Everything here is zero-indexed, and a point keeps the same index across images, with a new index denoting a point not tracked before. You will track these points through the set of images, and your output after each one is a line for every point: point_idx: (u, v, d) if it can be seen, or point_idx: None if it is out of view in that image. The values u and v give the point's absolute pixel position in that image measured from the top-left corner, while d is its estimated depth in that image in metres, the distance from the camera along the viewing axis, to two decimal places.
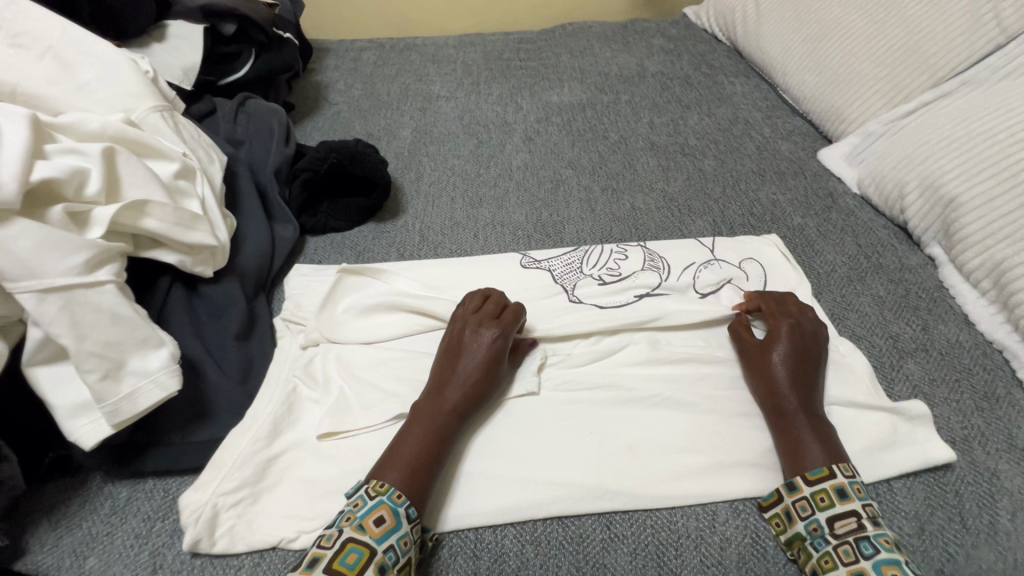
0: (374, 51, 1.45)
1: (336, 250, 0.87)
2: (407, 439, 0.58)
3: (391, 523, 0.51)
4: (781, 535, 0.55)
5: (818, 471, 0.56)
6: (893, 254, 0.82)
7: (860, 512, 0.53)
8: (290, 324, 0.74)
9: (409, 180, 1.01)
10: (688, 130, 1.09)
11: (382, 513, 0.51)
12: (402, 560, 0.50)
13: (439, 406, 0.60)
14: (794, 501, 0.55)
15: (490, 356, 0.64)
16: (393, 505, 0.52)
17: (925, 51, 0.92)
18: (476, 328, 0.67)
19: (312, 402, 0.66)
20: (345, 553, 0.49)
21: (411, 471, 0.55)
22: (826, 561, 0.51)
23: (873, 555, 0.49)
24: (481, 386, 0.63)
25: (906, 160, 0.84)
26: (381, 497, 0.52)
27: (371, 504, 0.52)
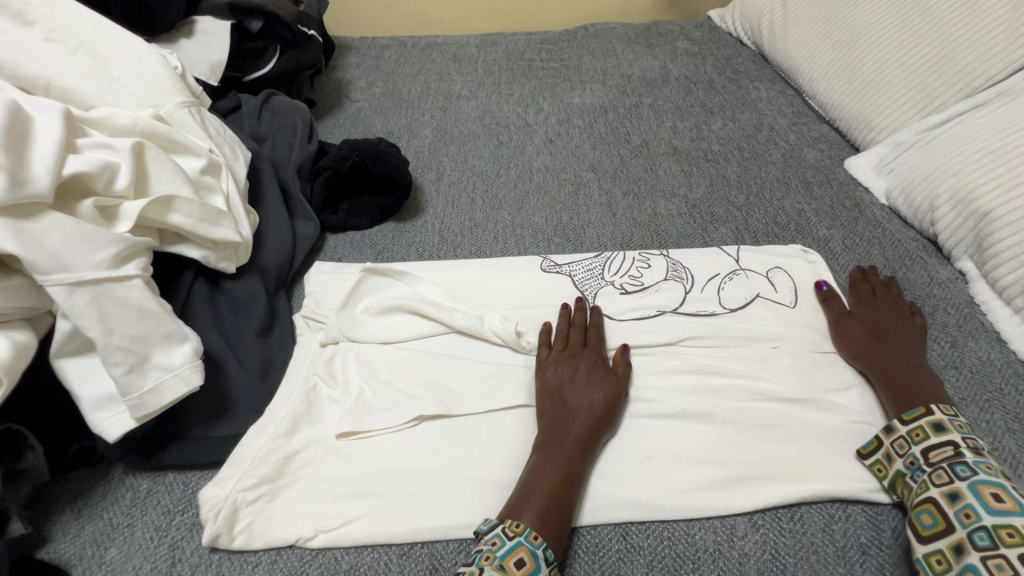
0: (395, 49, 1.46)
1: (356, 248, 0.87)
2: (538, 477, 0.56)
3: (531, 566, 0.49)
4: (881, 478, 0.58)
5: (914, 411, 0.60)
6: (922, 267, 0.80)
7: (958, 443, 0.56)
8: (309, 322, 0.74)
9: (429, 180, 1.01)
10: (712, 135, 1.07)
11: (522, 556, 0.50)
12: None
13: (565, 442, 0.59)
14: (890, 442, 0.59)
15: (600, 382, 0.64)
16: (530, 548, 0.50)
17: (961, 59, 0.90)
18: (572, 359, 0.67)
19: (331, 400, 0.66)
20: None
21: (547, 511, 0.53)
22: (920, 487, 0.54)
23: (970, 476, 0.52)
24: (603, 418, 0.62)
25: (938, 172, 0.82)
26: (519, 539, 0.51)
27: (511, 545, 0.50)
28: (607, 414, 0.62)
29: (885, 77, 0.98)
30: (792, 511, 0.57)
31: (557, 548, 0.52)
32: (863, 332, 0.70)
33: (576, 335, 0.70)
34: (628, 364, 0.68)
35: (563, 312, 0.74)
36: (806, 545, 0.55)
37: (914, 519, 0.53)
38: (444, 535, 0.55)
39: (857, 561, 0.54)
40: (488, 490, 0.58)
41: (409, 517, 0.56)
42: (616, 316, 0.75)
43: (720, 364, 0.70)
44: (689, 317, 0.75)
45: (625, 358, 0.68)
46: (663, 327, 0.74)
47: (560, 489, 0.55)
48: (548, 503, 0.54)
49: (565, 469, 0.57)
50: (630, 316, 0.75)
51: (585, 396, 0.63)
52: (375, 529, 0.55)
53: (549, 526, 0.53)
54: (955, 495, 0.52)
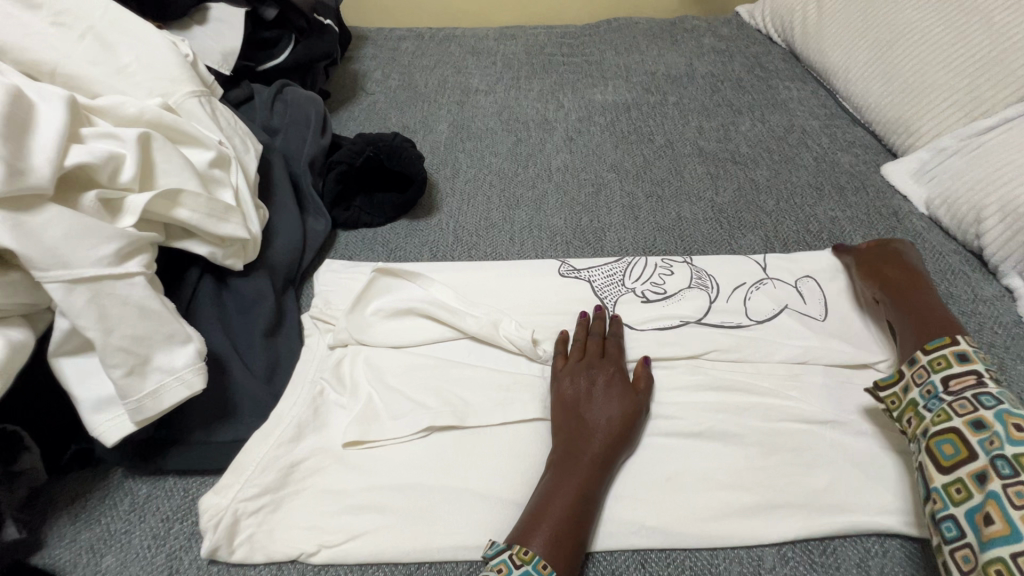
0: (412, 41, 1.42)
1: (368, 246, 0.84)
2: (552, 498, 0.53)
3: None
4: (894, 409, 0.58)
5: (939, 341, 0.59)
6: (965, 282, 0.75)
7: (980, 373, 0.55)
8: (317, 322, 0.71)
9: (445, 176, 0.97)
10: (739, 136, 1.03)
11: None
12: None
13: (582, 461, 0.56)
14: (909, 375, 0.58)
15: (620, 397, 0.61)
16: None
17: (1012, 61, 0.84)
18: (590, 371, 0.64)
19: (338, 407, 0.64)
20: None
21: (560, 535, 0.50)
22: (940, 416, 0.53)
23: (994, 406, 0.52)
24: (622, 437, 0.58)
25: (985, 181, 0.77)
26: (527, 568, 0.48)
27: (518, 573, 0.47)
28: (627, 431, 0.59)
29: (928, 78, 0.93)
30: (824, 543, 0.54)
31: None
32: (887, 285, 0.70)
33: (594, 344, 0.67)
34: (650, 379, 0.65)
35: (581, 320, 0.70)
36: None
37: (932, 448, 0.52)
38: (453, 555, 0.52)
39: None
40: (501, 509, 0.55)
41: (417, 534, 0.53)
42: (636, 327, 0.71)
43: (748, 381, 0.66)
44: (715, 329, 0.71)
45: (647, 372, 0.65)
46: (687, 339, 0.70)
47: (575, 512, 0.52)
48: (562, 527, 0.51)
49: (580, 491, 0.54)
50: (651, 325, 0.72)
51: (604, 411, 0.60)
52: (381, 547, 0.53)
53: (563, 552, 0.49)
54: (980, 425, 0.51)
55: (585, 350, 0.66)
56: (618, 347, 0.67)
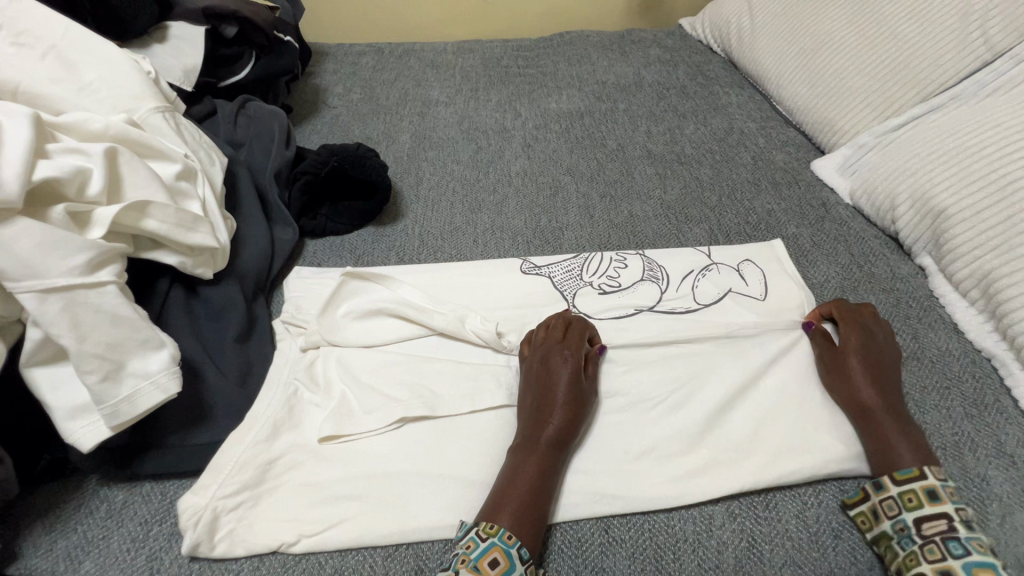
0: (372, 56, 1.48)
1: (336, 253, 0.88)
2: (513, 478, 0.57)
3: (505, 566, 0.50)
4: (867, 531, 0.55)
5: (908, 471, 0.56)
6: (885, 263, 0.84)
7: (952, 514, 0.53)
8: (289, 327, 0.74)
9: (409, 185, 1.03)
10: (685, 138, 1.11)
11: (496, 556, 0.50)
12: None
13: (541, 441, 0.59)
14: (879, 500, 0.56)
15: (576, 378, 0.64)
16: (505, 547, 0.51)
17: (915, 65, 0.95)
18: (547, 356, 0.67)
19: (313, 405, 0.66)
20: None
21: (523, 512, 0.54)
22: (911, 559, 0.51)
23: (963, 556, 0.50)
24: (577, 415, 0.62)
25: (896, 172, 0.86)
26: (494, 539, 0.51)
27: (484, 546, 0.51)
28: (581, 408, 0.63)
29: (848, 83, 1.03)
30: (767, 499, 0.59)
31: (534, 548, 0.53)
32: (864, 374, 0.64)
33: (552, 330, 0.70)
34: (598, 360, 0.69)
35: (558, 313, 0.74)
36: (780, 533, 0.57)
37: None
38: (428, 535, 0.55)
39: (829, 544, 0.56)
40: (473, 489, 0.59)
41: (393, 518, 0.56)
42: (595, 315, 0.76)
43: (692, 349, 0.72)
44: (666, 314, 0.77)
45: (596, 358, 0.69)
46: (640, 325, 0.75)
47: (535, 489, 0.56)
48: (524, 504, 0.55)
49: (540, 470, 0.57)
50: (607, 314, 0.77)
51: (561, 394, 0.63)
52: (359, 532, 0.55)
53: (526, 528, 0.53)
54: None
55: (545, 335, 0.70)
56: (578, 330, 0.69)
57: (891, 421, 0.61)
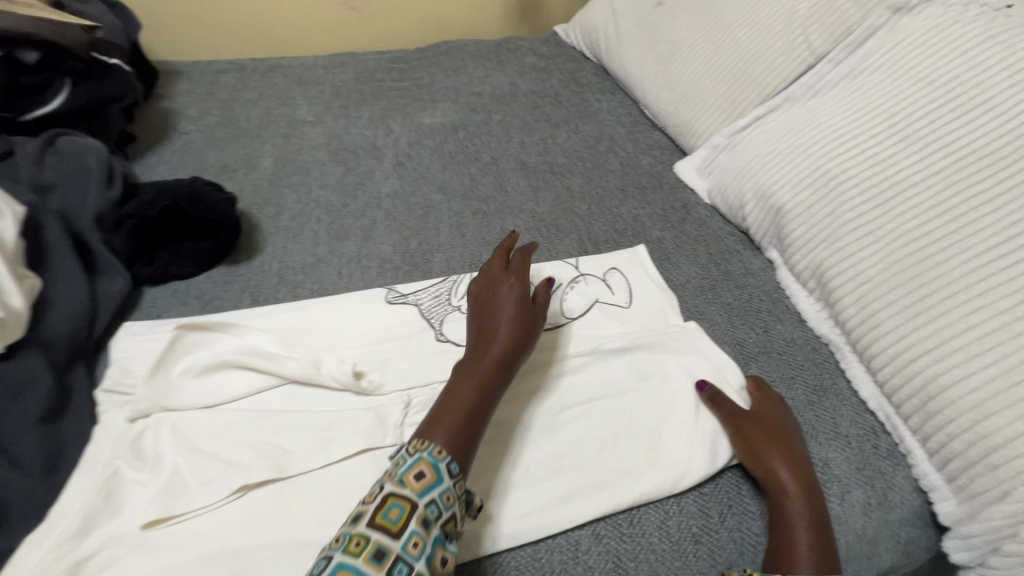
0: (233, 74, 1.37)
1: (179, 300, 0.79)
2: (453, 397, 0.58)
3: (431, 477, 0.51)
4: None
5: None
6: (739, 259, 0.88)
7: None
8: (113, 395, 0.65)
9: (268, 216, 0.95)
10: (557, 147, 1.11)
11: (422, 469, 0.51)
12: (444, 514, 0.50)
13: (484, 360, 0.61)
14: None
15: (522, 305, 0.66)
16: (432, 461, 0.52)
17: (755, 69, 1.01)
18: (502, 284, 0.68)
19: (137, 485, 0.58)
20: (387, 508, 0.48)
21: (458, 429, 0.55)
22: None
23: None
24: (522, 344, 0.63)
25: (743, 172, 0.91)
26: (421, 454, 0.52)
27: (411, 460, 0.52)
28: (523, 336, 0.64)
29: (700, 88, 1.08)
30: (630, 515, 0.59)
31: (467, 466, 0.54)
32: (779, 451, 0.60)
33: (498, 262, 0.72)
34: (547, 293, 0.71)
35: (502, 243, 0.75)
36: (643, 549, 0.57)
37: None
38: None
39: (690, 551, 0.57)
40: None
41: None
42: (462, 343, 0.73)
43: (558, 363, 0.71)
44: None
45: (546, 290, 0.70)
46: None
47: (470, 411, 0.57)
48: (465, 427, 0.56)
49: (480, 387, 0.59)
50: None
51: (506, 320, 0.64)
52: None
53: (460, 446, 0.54)
54: None
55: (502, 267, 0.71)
56: (521, 261, 0.71)
57: (806, 509, 0.56)
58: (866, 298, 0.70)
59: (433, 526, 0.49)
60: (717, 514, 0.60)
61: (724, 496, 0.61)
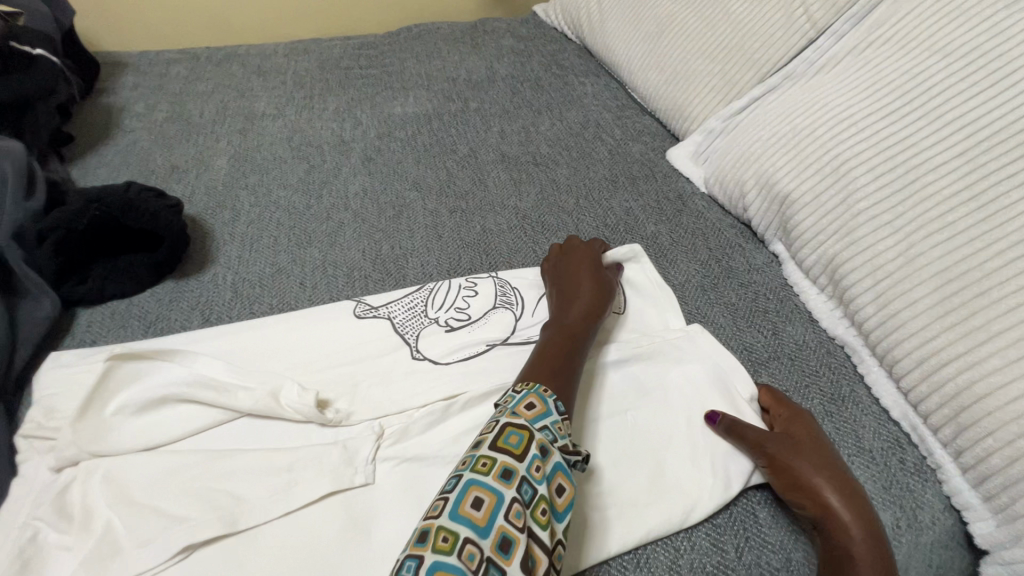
0: (184, 65, 1.26)
1: (118, 323, 0.70)
2: (545, 351, 0.61)
3: (542, 409, 0.52)
4: None
5: None
6: (741, 254, 0.81)
7: None
8: (36, 441, 0.56)
9: (222, 222, 0.86)
10: (540, 136, 1.03)
11: (533, 400, 0.52)
12: (558, 441, 0.50)
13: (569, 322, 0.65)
14: None
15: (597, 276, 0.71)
16: (541, 395, 0.53)
17: (751, 46, 0.93)
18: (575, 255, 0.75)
19: (62, 549, 0.49)
20: (508, 434, 0.49)
21: (557, 374, 0.58)
22: None
23: None
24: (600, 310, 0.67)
25: (742, 158, 0.84)
26: (529, 389, 0.54)
27: (521, 395, 0.53)
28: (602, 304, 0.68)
29: (692, 68, 1.00)
30: (636, 555, 0.52)
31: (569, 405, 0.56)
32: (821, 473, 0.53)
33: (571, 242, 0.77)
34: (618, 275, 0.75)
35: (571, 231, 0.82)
36: None
37: None
38: None
39: None
40: None
41: None
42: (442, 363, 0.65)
43: None
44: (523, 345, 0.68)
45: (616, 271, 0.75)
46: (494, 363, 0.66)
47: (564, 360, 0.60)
48: (556, 380, 0.57)
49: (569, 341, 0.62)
50: (454, 356, 0.66)
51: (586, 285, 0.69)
52: None
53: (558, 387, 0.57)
54: None
55: (573, 250, 0.75)
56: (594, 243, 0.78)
57: (867, 541, 0.49)
58: (886, 295, 0.63)
59: (550, 450, 0.49)
60: (733, 549, 0.53)
61: (740, 528, 0.54)
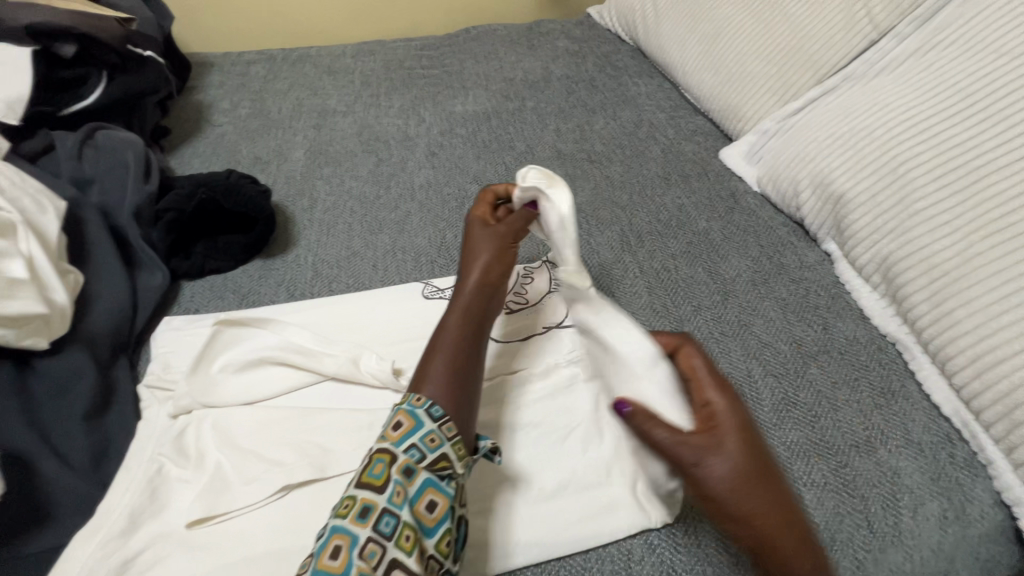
0: (263, 65, 1.36)
1: (216, 295, 0.79)
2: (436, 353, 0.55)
3: (410, 426, 0.48)
4: None
5: None
6: (793, 252, 0.83)
7: None
8: (156, 391, 0.65)
9: (301, 208, 0.94)
10: (594, 134, 1.07)
11: (400, 419, 0.49)
12: (429, 456, 0.47)
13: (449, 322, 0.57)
14: None
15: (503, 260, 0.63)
16: (410, 409, 0.49)
17: (809, 48, 0.94)
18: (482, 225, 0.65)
19: (182, 482, 0.57)
20: (372, 464, 0.47)
21: (447, 380, 0.52)
22: None
23: None
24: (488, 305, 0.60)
25: (797, 158, 0.85)
26: (399, 406, 0.50)
27: (393, 411, 0.50)
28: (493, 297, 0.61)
29: (748, 69, 1.02)
30: (685, 524, 0.56)
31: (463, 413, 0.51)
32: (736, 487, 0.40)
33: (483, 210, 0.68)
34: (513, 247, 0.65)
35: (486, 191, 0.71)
36: (701, 562, 0.53)
37: None
38: None
39: (750, 565, 0.53)
40: None
41: None
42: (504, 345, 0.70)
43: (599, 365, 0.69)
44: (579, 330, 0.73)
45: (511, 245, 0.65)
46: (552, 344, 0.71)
47: (453, 363, 0.54)
48: (445, 387, 0.52)
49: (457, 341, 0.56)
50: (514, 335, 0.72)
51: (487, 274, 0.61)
52: None
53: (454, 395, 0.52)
54: None
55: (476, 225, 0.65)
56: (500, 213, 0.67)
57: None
58: (939, 295, 0.64)
59: (416, 470, 0.46)
60: None
61: None
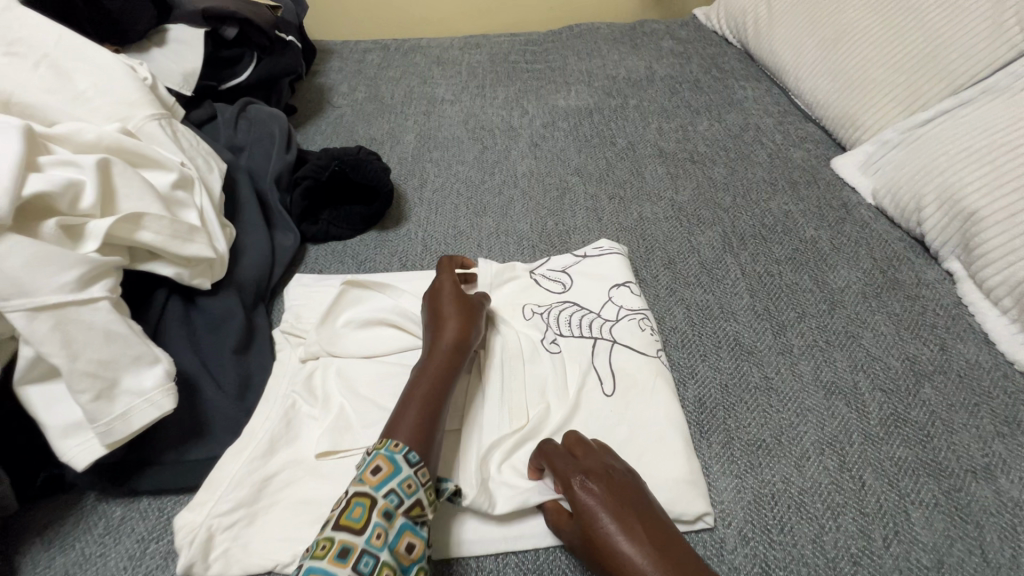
0: (378, 53, 1.46)
1: (338, 258, 0.86)
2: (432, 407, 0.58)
3: (389, 470, 0.51)
4: None
5: None
6: (909, 268, 0.79)
7: None
8: (289, 337, 0.73)
9: (412, 187, 1.01)
10: (698, 135, 1.07)
11: (378, 463, 0.52)
12: (406, 501, 0.50)
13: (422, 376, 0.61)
14: None
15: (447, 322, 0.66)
16: (388, 454, 0.52)
17: (944, 56, 0.89)
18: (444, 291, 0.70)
19: (311, 418, 0.64)
20: (350, 507, 0.49)
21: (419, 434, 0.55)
22: None
23: None
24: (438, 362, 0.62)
25: (923, 171, 0.81)
26: (378, 451, 0.53)
27: (371, 458, 0.53)
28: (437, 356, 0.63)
29: (871, 76, 0.98)
30: (781, 523, 0.56)
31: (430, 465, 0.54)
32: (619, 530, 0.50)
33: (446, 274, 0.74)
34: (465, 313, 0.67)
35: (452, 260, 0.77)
36: (797, 560, 0.53)
37: None
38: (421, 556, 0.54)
39: (847, 572, 0.53)
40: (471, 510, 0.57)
41: None
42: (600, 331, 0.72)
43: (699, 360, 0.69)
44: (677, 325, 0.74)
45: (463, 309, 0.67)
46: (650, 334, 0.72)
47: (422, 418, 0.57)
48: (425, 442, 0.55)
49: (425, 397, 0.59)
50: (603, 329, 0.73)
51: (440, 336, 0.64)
52: None
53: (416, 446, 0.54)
54: None
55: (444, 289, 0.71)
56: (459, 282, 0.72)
57: None
58: None
59: (394, 515, 0.49)
60: (881, 538, 0.54)
61: (890, 521, 0.55)
